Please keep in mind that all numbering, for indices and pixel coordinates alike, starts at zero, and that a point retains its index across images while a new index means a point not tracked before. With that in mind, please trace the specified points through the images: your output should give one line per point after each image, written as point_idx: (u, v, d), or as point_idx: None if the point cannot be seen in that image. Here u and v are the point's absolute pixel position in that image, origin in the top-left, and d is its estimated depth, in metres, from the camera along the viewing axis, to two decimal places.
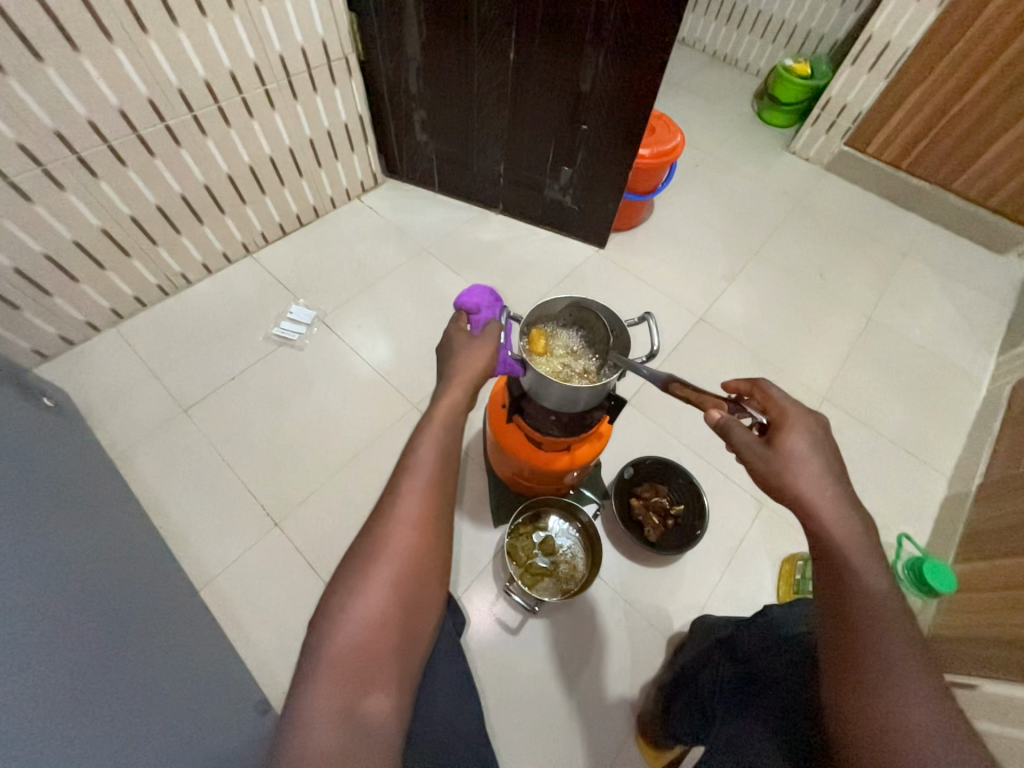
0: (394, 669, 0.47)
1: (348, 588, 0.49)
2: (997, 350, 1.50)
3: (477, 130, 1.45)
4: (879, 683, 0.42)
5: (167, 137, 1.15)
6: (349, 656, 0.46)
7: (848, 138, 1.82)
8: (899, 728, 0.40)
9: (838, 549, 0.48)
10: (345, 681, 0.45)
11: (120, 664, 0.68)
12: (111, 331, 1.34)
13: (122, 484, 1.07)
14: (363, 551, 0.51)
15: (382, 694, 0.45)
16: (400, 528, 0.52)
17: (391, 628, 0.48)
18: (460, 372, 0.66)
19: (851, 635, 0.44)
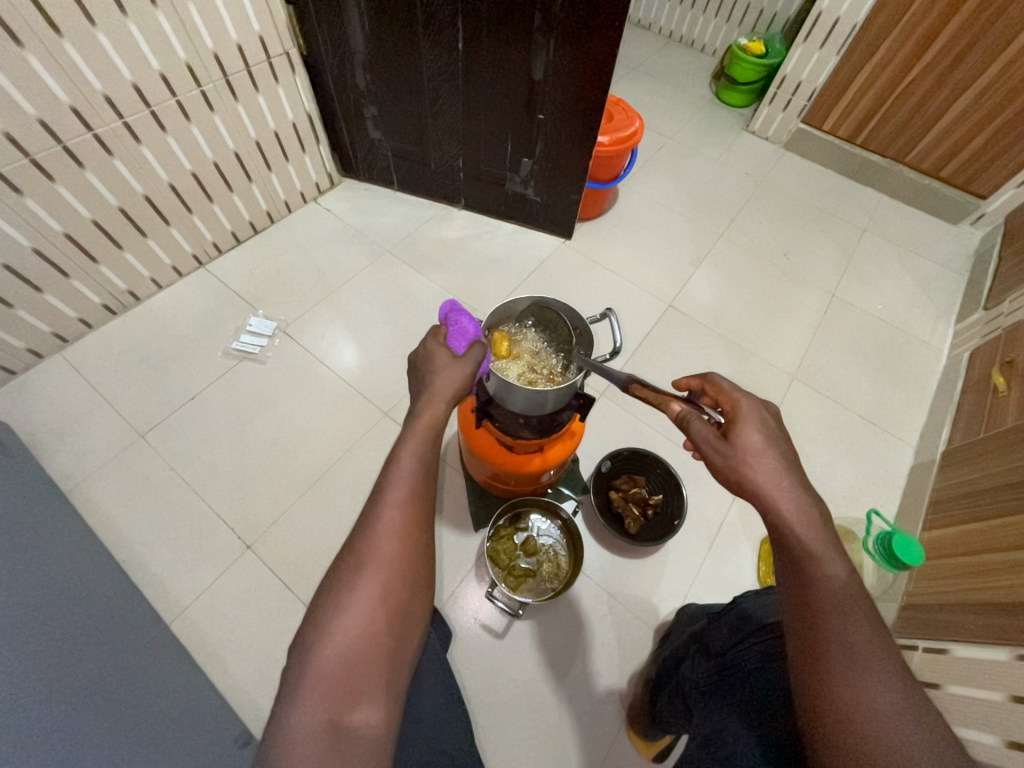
0: (381, 681, 0.45)
1: (332, 599, 0.47)
2: (954, 319, 1.55)
3: (432, 124, 1.40)
4: (841, 672, 0.41)
5: (96, 147, 1.08)
6: (335, 673, 0.43)
7: (805, 115, 1.84)
8: (866, 716, 0.39)
9: (795, 538, 0.48)
10: (330, 701, 0.42)
11: (81, 714, 0.64)
12: (56, 357, 1.27)
13: (78, 519, 1.01)
14: (347, 561, 0.49)
15: (370, 708, 0.43)
16: (386, 535, 0.50)
17: (379, 639, 0.46)
18: (438, 377, 0.63)
19: (813, 625, 0.44)
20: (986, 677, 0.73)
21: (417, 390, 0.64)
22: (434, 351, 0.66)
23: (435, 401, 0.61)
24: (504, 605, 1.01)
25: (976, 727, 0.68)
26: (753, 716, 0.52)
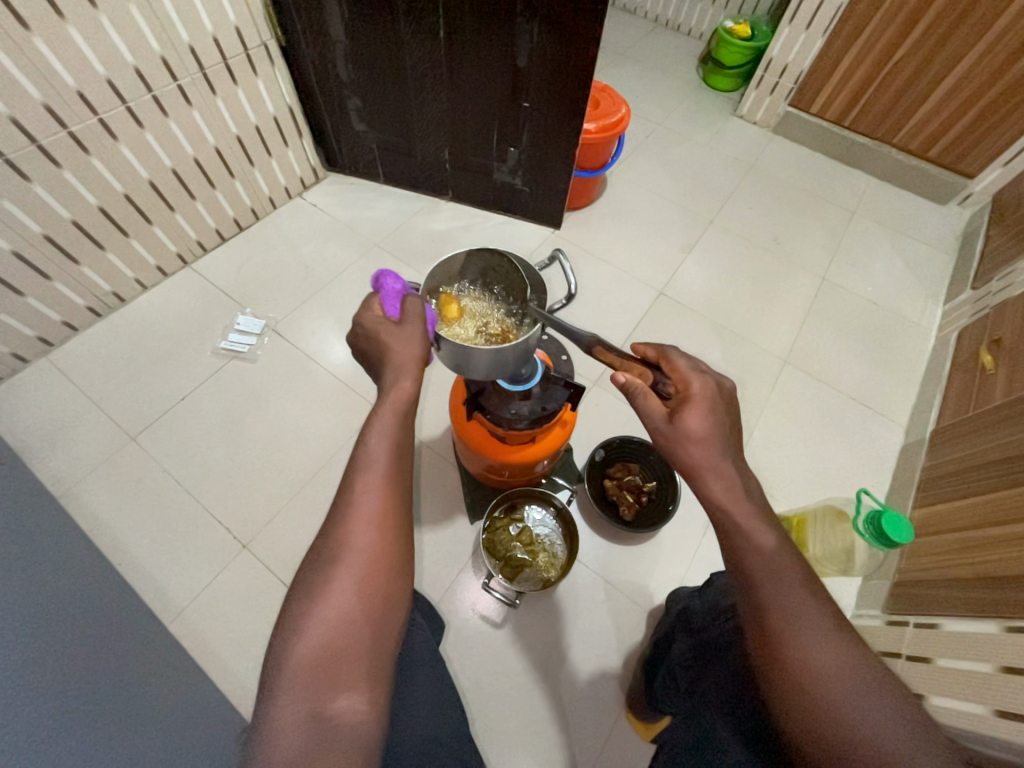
0: (364, 665, 0.45)
1: (308, 591, 0.47)
2: (943, 299, 1.56)
3: (416, 115, 1.38)
4: (786, 635, 0.44)
5: (72, 146, 1.05)
6: (314, 663, 0.44)
7: (792, 98, 1.83)
8: (809, 671, 0.42)
9: (729, 516, 0.50)
10: (310, 692, 0.42)
11: (78, 718, 0.64)
12: (42, 361, 1.25)
13: (71, 523, 1.01)
14: (323, 552, 0.49)
15: (353, 694, 0.43)
16: (360, 522, 0.50)
17: (358, 624, 0.46)
18: (391, 350, 0.58)
19: (753, 596, 0.46)
20: (975, 649, 0.74)
21: (377, 361, 0.60)
22: (376, 325, 0.60)
23: (403, 375, 0.57)
24: (501, 596, 1.02)
25: (965, 698, 0.69)
26: (724, 684, 0.54)
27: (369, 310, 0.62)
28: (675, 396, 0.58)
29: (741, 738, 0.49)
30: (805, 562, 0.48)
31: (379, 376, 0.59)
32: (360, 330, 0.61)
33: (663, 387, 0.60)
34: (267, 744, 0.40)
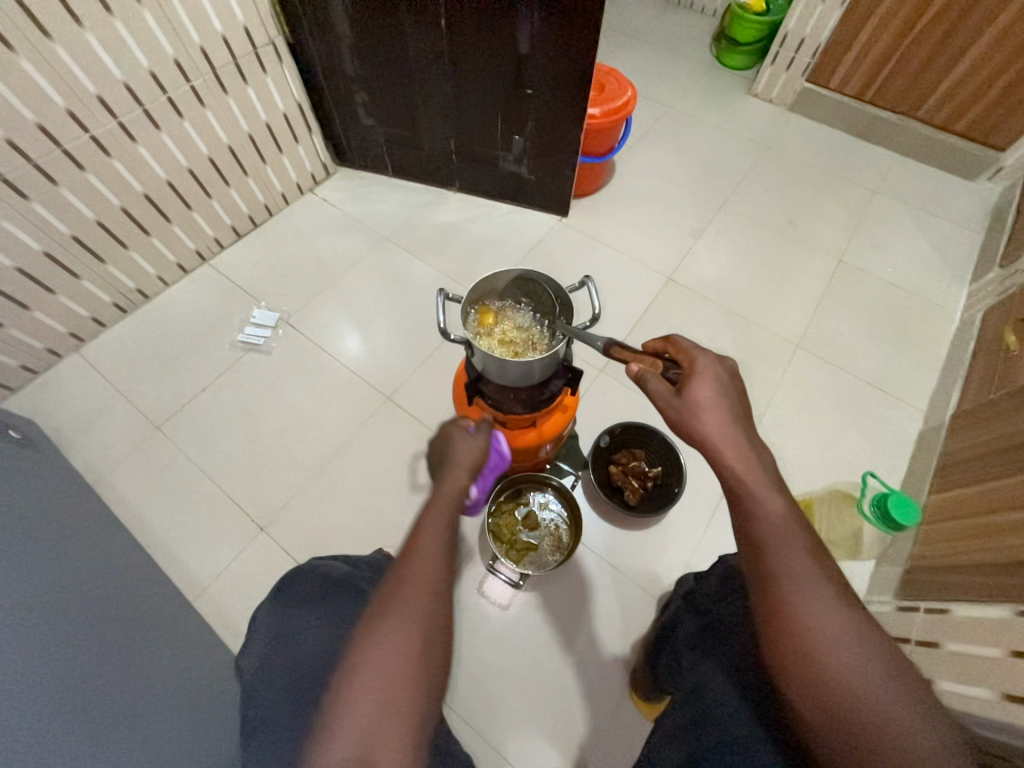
0: (411, 728, 0.44)
1: (364, 642, 0.47)
2: (969, 280, 1.49)
3: (421, 106, 1.39)
4: (790, 596, 0.43)
5: (94, 148, 1.11)
6: (367, 718, 0.43)
7: (809, 74, 1.76)
8: (814, 633, 0.41)
9: (740, 481, 0.50)
10: (361, 747, 0.42)
11: (108, 682, 0.69)
12: (73, 356, 1.32)
13: (103, 506, 1.07)
14: (380, 610, 0.49)
15: (396, 756, 0.42)
16: (419, 585, 0.51)
17: (411, 681, 0.46)
18: (458, 453, 0.70)
19: (759, 559, 0.46)
20: (985, 634, 0.72)
21: (443, 460, 0.71)
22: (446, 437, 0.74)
23: (457, 471, 0.67)
24: (507, 578, 1.05)
25: (973, 682, 0.68)
26: (725, 653, 0.55)
27: (453, 423, 0.76)
28: (682, 375, 0.60)
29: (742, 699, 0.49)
30: (813, 529, 0.47)
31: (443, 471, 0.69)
32: (443, 435, 0.75)
33: (672, 374, 0.62)
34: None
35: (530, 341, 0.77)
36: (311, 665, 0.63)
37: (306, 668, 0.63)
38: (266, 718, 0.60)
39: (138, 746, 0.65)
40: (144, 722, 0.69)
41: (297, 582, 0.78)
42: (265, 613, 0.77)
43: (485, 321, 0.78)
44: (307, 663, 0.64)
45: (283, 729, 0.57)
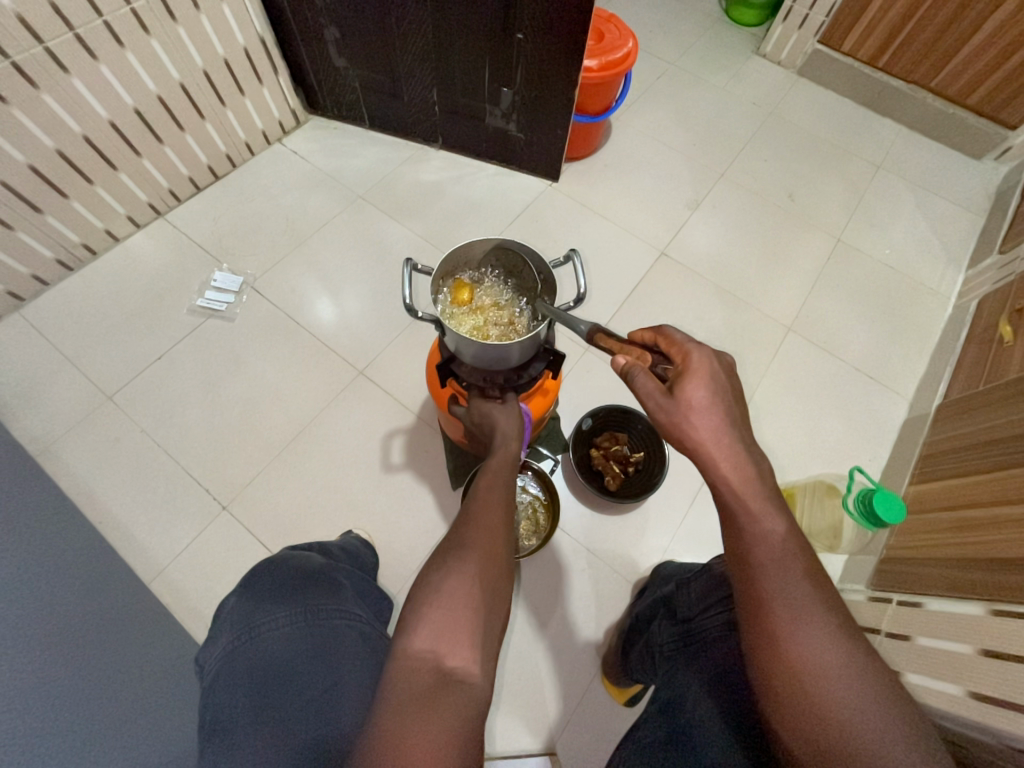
0: (490, 636, 0.43)
1: (441, 556, 0.47)
2: (966, 265, 1.45)
3: (400, 48, 1.25)
4: (786, 627, 0.40)
5: (19, 79, 0.96)
6: (451, 611, 0.42)
7: (821, 35, 1.65)
8: (810, 670, 0.38)
9: (737, 494, 0.45)
10: (442, 642, 0.41)
11: (49, 671, 0.64)
12: (13, 316, 1.21)
13: (50, 482, 1.00)
14: (464, 525, 0.50)
15: (477, 657, 0.41)
16: (500, 515, 0.52)
17: (484, 588, 0.45)
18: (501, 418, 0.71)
19: (755, 583, 0.42)
20: (955, 630, 0.73)
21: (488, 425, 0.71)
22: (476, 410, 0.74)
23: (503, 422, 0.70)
24: None
25: (942, 679, 0.68)
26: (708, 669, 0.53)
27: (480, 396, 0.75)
28: (674, 372, 0.54)
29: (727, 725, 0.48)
30: (813, 552, 0.44)
31: (495, 429, 0.70)
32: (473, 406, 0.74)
33: (663, 369, 0.56)
34: (396, 680, 0.39)
35: (509, 319, 0.71)
36: (272, 665, 0.58)
37: (272, 666, 0.58)
38: (221, 718, 0.55)
39: (78, 745, 0.60)
40: (89, 713, 0.64)
41: (267, 571, 0.70)
42: (231, 605, 0.68)
43: (460, 295, 0.71)
44: (272, 660, 0.58)
45: (237, 735, 0.53)
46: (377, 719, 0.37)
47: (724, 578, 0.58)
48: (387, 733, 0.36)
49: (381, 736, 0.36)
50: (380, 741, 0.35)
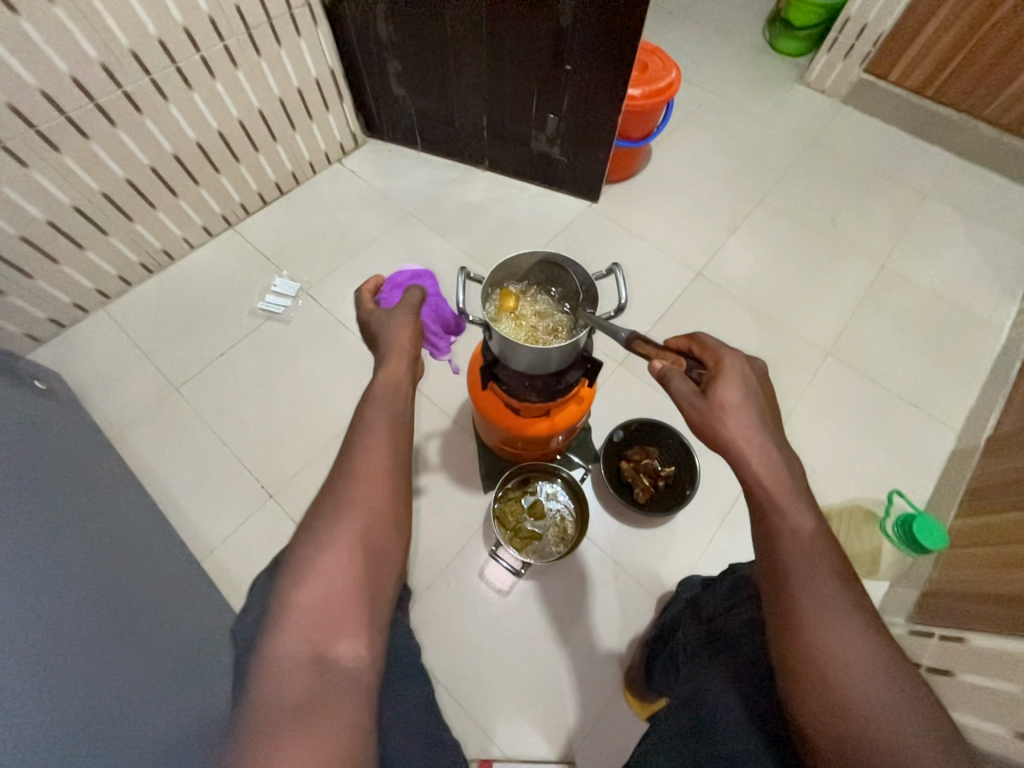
0: (362, 614, 0.46)
1: (307, 549, 0.48)
2: (1020, 296, 1.40)
3: (456, 79, 1.35)
4: (811, 620, 0.41)
5: (126, 104, 1.10)
6: (314, 606, 0.45)
7: (868, 64, 1.66)
8: (835, 662, 0.40)
9: (766, 492, 0.47)
10: (310, 638, 0.43)
11: (93, 642, 0.65)
12: (99, 312, 1.34)
13: (121, 462, 1.10)
14: (325, 506, 0.51)
15: (352, 643, 0.44)
16: (364, 481, 0.52)
17: (359, 582, 0.47)
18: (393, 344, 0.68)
19: (783, 578, 0.44)
20: (1000, 668, 0.70)
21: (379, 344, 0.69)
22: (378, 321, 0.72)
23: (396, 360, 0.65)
24: (509, 566, 1.04)
25: (984, 716, 0.65)
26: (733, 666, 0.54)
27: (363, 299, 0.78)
28: (707, 376, 0.56)
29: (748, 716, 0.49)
30: (842, 551, 0.45)
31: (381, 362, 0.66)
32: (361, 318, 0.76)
33: (697, 374, 0.59)
34: (264, 683, 0.41)
35: (551, 327, 0.75)
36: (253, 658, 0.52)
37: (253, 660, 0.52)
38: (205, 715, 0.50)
39: (104, 729, 0.58)
40: (120, 694, 0.64)
41: None
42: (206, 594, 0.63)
43: (506, 303, 0.76)
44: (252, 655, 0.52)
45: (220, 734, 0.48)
46: (247, 721, 0.40)
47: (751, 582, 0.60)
48: (253, 738, 0.38)
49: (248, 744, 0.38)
50: (247, 746, 0.38)
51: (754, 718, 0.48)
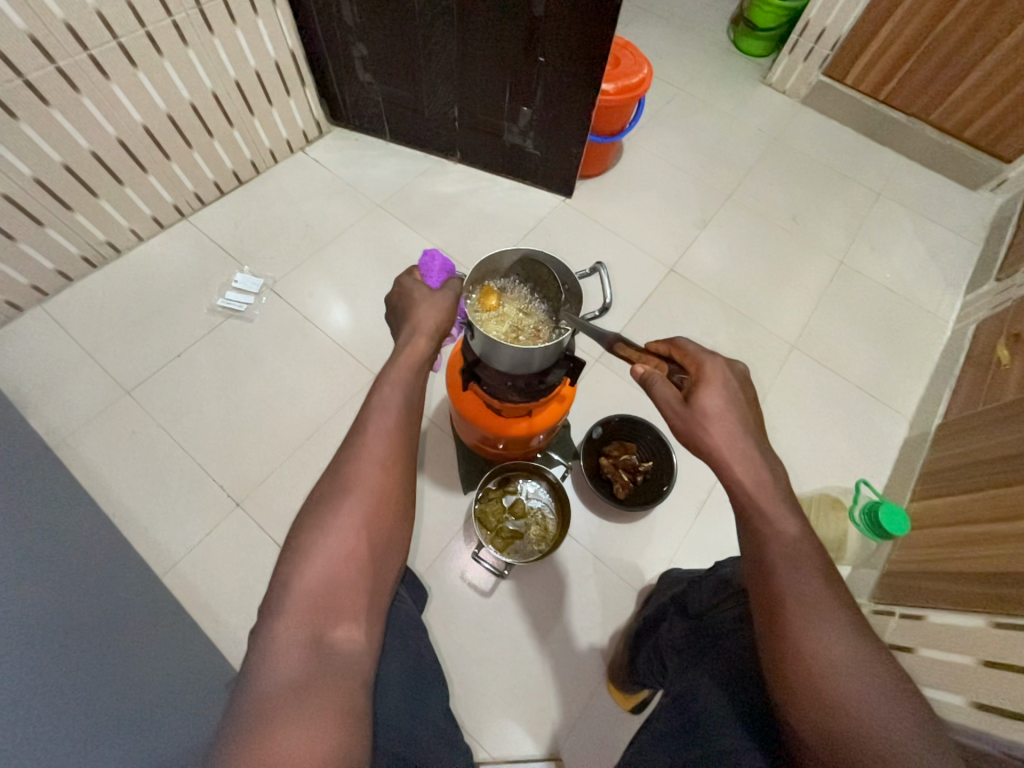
0: (366, 601, 0.44)
1: (311, 526, 0.45)
2: (963, 291, 1.50)
3: (425, 67, 1.30)
4: (798, 624, 0.42)
5: (61, 82, 1.00)
6: (317, 588, 0.42)
7: (826, 67, 1.72)
8: (822, 662, 0.40)
9: (751, 498, 0.48)
10: (311, 622, 0.41)
11: (34, 677, 0.58)
12: (36, 310, 1.23)
13: (67, 473, 1.01)
14: (331, 483, 0.48)
15: (354, 629, 0.42)
16: (370, 460, 0.49)
17: (363, 565, 0.45)
18: (420, 317, 0.65)
19: (770, 581, 0.45)
20: (957, 641, 0.75)
21: (403, 316, 0.67)
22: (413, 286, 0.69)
23: (418, 336, 0.62)
24: (490, 566, 1.03)
25: (945, 689, 0.70)
26: (719, 662, 0.55)
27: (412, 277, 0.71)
28: (688, 381, 0.57)
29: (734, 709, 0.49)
30: (825, 553, 0.46)
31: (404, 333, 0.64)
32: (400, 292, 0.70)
33: (679, 379, 0.59)
34: (261, 667, 0.39)
35: (533, 326, 0.74)
36: None
37: None
38: None
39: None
40: (68, 727, 0.57)
41: None
42: None
43: (487, 301, 0.75)
44: None
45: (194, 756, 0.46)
46: (243, 705, 0.37)
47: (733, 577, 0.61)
48: (249, 723, 0.36)
49: (242, 732, 0.35)
50: (241, 732, 0.35)
51: (736, 709, 0.49)
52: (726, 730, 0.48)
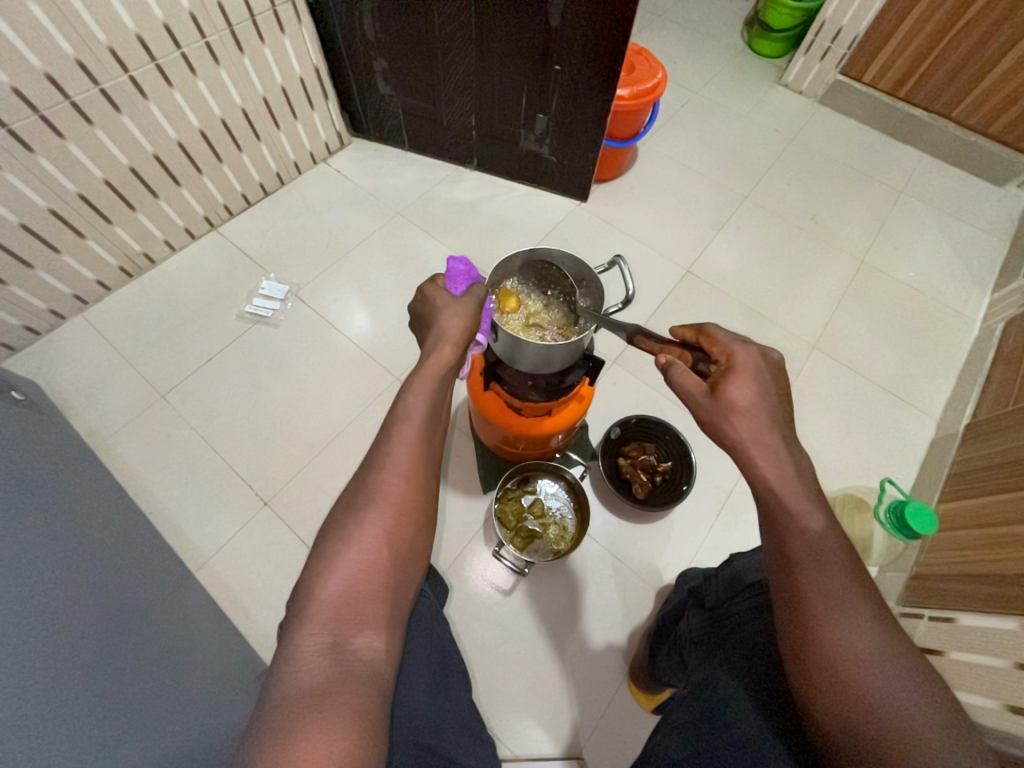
0: (385, 610, 0.45)
1: (334, 537, 0.47)
2: (990, 288, 1.47)
3: (444, 79, 1.34)
4: (823, 620, 0.43)
5: (104, 103, 1.06)
6: (340, 598, 0.44)
7: (843, 65, 1.71)
8: (847, 656, 0.41)
9: (777, 496, 0.48)
10: (332, 629, 0.42)
11: (82, 663, 0.61)
12: (77, 319, 1.29)
13: (106, 473, 1.06)
14: (356, 494, 0.50)
15: (372, 637, 0.43)
16: (394, 473, 0.51)
17: (382, 575, 0.46)
18: (440, 324, 0.62)
19: (794, 577, 0.45)
20: (989, 645, 0.73)
21: (425, 324, 0.65)
22: (435, 293, 0.66)
23: (444, 344, 0.61)
24: (511, 565, 1.04)
25: (978, 692, 0.68)
26: (740, 651, 0.55)
27: (433, 283, 0.68)
28: (718, 370, 0.57)
29: (754, 700, 0.50)
30: (852, 550, 0.46)
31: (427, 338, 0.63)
32: (422, 300, 0.67)
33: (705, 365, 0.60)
34: (285, 672, 0.40)
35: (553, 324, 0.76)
36: None
37: None
38: None
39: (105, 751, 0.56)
40: (115, 710, 0.60)
41: None
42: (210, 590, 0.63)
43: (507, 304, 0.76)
44: None
45: None
46: (268, 710, 0.39)
47: (752, 569, 0.61)
48: (276, 724, 0.37)
49: (264, 734, 0.37)
50: (267, 732, 0.37)
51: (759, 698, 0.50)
52: (749, 716, 0.49)
